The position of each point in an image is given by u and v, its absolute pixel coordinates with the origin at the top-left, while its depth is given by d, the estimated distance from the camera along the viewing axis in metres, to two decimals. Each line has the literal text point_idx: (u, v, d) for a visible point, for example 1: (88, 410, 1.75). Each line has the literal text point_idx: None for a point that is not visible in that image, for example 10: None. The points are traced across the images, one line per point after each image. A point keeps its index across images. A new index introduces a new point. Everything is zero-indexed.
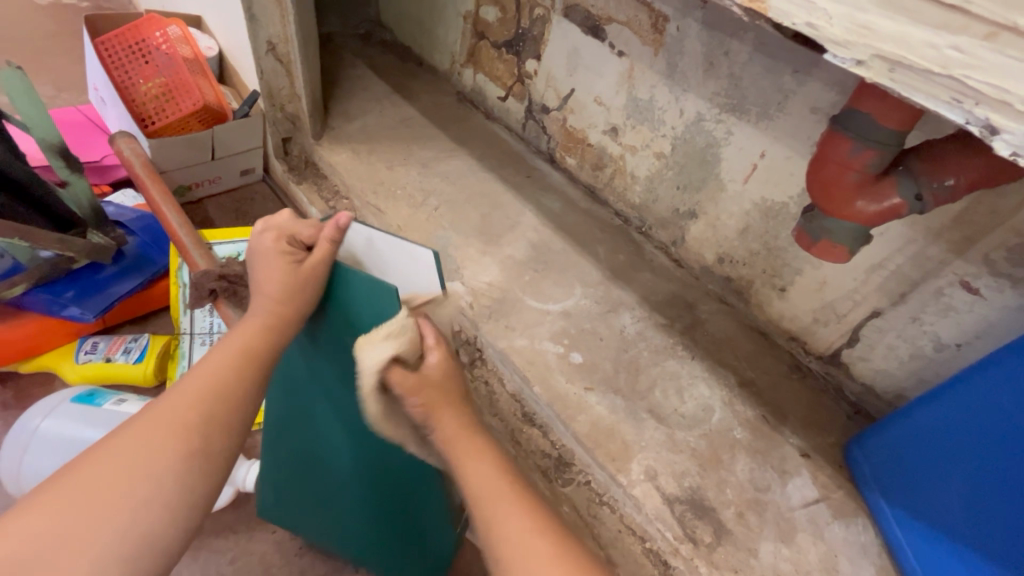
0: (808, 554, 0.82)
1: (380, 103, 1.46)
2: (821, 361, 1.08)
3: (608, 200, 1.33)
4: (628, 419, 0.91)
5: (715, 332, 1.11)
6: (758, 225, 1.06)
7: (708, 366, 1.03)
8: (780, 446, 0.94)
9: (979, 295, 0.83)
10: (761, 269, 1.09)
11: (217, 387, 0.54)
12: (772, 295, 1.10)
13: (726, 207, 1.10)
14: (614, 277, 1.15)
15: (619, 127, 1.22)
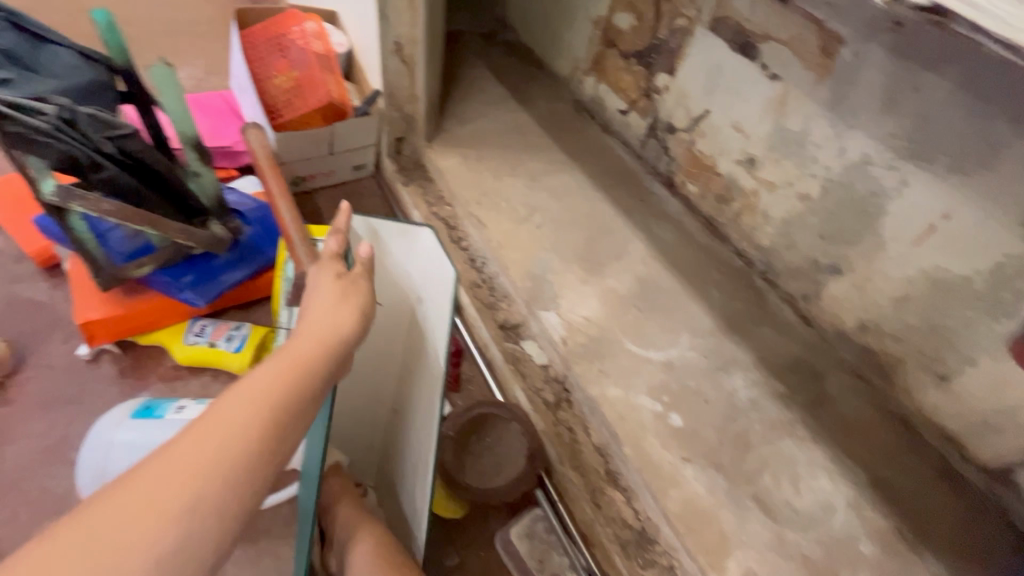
0: None
1: (494, 106, 1.41)
2: (982, 472, 0.88)
3: (731, 237, 1.18)
4: (729, 505, 0.79)
5: (846, 413, 0.94)
6: (922, 297, 0.88)
7: (833, 455, 0.88)
8: (916, 573, 0.77)
9: None
10: (918, 348, 0.91)
11: (228, 458, 0.48)
12: (927, 382, 0.91)
13: (883, 270, 0.92)
14: (728, 328, 1.02)
15: (757, 158, 1.07)
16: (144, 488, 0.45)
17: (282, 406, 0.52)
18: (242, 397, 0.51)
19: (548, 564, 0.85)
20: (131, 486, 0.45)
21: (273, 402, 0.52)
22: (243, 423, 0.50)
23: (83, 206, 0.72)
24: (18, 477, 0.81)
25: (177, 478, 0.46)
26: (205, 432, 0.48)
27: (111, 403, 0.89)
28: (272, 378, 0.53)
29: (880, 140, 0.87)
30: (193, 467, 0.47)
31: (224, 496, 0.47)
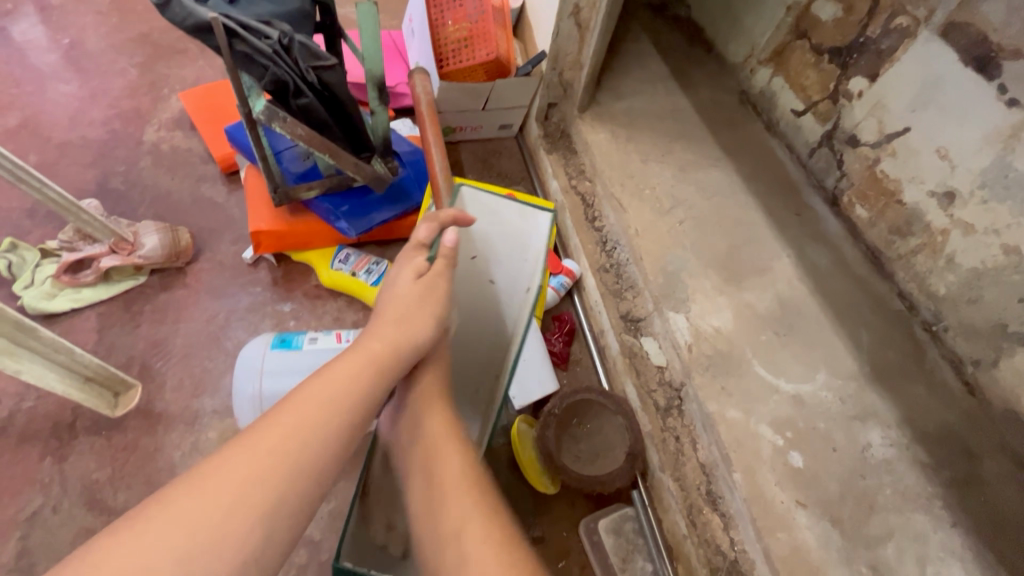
0: None
1: (652, 84, 1.31)
2: None
3: (896, 274, 1.04)
4: (842, 566, 0.73)
5: (1001, 505, 0.82)
6: None
7: (976, 547, 0.77)
8: None
9: None
10: None
11: (343, 403, 0.54)
12: None
13: None
14: (874, 377, 0.92)
15: (960, 194, 0.92)
16: (244, 460, 0.49)
17: (363, 391, 0.56)
18: (327, 380, 0.55)
19: (630, 565, 0.88)
20: (229, 458, 0.49)
21: (354, 390, 0.55)
22: (331, 402, 0.54)
23: (281, 127, 0.79)
24: (187, 352, 0.94)
25: (274, 452, 0.50)
26: (296, 409, 0.52)
27: (264, 306, 0.99)
28: (354, 366, 0.57)
29: None
30: (284, 440, 0.51)
31: (312, 474, 0.51)
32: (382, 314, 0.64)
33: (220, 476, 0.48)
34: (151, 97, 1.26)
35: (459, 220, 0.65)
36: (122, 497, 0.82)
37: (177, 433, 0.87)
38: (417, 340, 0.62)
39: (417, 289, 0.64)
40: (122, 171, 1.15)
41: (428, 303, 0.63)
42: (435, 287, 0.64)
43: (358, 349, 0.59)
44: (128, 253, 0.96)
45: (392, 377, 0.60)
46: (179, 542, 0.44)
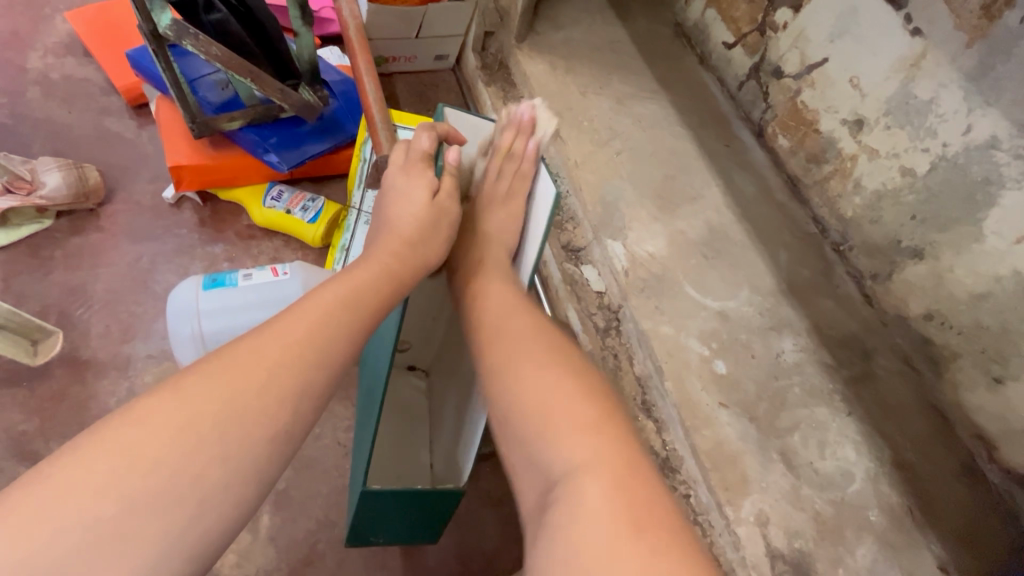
0: None
1: (589, 14, 1.29)
2: (1005, 475, 0.90)
3: (812, 200, 1.13)
4: (756, 454, 0.83)
5: (886, 395, 0.95)
6: (1006, 297, 0.86)
7: (864, 431, 0.89)
8: (916, 548, 0.81)
9: None
10: (981, 346, 0.90)
11: (360, 299, 0.58)
12: (979, 382, 0.91)
13: (971, 263, 0.89)
14: (789, 292, 1.01)
15: (868, 121, 0.99)
16: (275, 336, 0.51)
17: (378, 293, 0.60)
18: (348, 281, 0.59)
19: None
20: (259, 342, 0.50)
21: (367, 298, 0.58)
22: (352, 295, 0.57)
23: (193, 45, 0.75)
24: (111, 297, 0.88)
25: (296, 340, 0.51)
26: (320, 302, 0.55)
27: (193, 248, 0.94)
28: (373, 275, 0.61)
29: (1018, 123, 0.81)
30: (310, 323, 0.53)
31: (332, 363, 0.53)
32: (394, 230, 0.68)
33: (252, 352, 0.49)
34: (31, 17, 1.10)
35: (453, 135, 0.76)
36: (55, 447, 0.78)
37: (109, 380, 0.84)
38: (426, 253, 0.68)
39: (429, 212, 0.69)
40: (6, 102, 1.02)
41: (436, 222, 0.69)
42: (444, 211, 0.70)
43: (374, 258, 0.63)
44: (27, 193, 0.88)
45: (405, 288, 0.65)
46: (214, 409, 0.46)
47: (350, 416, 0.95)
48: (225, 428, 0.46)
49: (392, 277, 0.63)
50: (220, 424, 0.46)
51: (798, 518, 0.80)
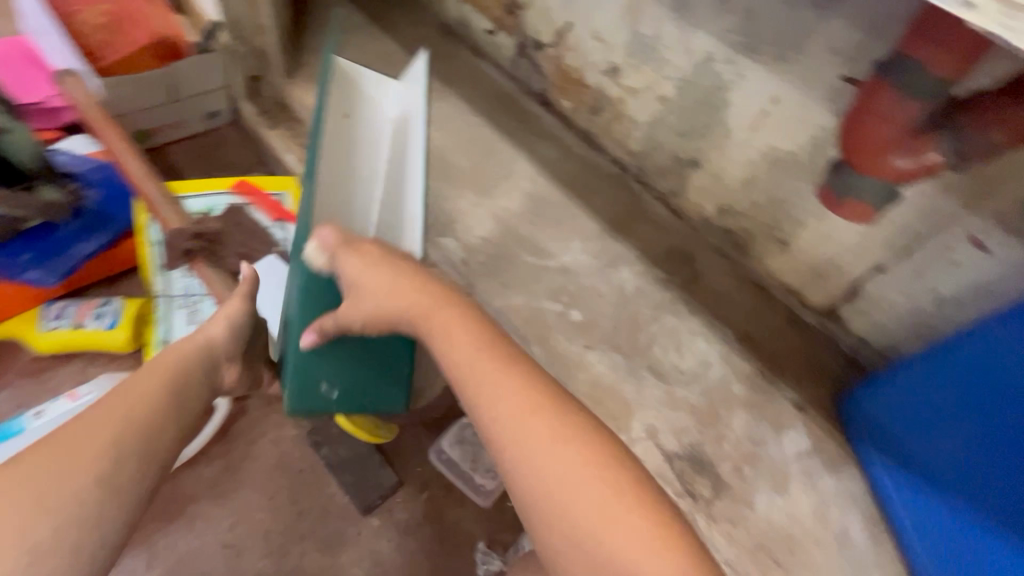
0: (800, 503, 0.85)
1: (354, 35, 1.30)
2: (817, 314, 1.06)
3: (605, 145, 1.24)
4: (628, 378, 0.92)
5: (714, 287, 1.09)
6: (763, 175, 1.00)
7: (707, 322, 1.01)
8: (775, 399, 0.94)
9: (986, 253, 0.78)
10: (763, 221, 1.05)
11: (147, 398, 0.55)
12: (773, 248, 1.06)
13: (730, 156, 1.03)
14: (612, 229, 1.11)
15: (620, 67, 1.12)
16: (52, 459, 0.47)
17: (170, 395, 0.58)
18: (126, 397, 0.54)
19: (481, 461, 0.94)
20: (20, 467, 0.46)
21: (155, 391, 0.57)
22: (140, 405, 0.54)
23: None
24: None
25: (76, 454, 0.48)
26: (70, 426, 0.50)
27: None
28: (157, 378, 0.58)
29: (721, 37, 0.94)
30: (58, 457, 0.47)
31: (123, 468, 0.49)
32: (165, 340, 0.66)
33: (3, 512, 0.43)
34: None
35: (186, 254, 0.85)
36: None
37: None
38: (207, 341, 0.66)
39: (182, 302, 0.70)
40: None
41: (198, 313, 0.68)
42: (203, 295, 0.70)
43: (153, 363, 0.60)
44: None
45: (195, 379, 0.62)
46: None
47: (232, 513, 0.87)
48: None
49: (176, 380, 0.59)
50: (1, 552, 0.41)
51: (677, 419, 0.89)
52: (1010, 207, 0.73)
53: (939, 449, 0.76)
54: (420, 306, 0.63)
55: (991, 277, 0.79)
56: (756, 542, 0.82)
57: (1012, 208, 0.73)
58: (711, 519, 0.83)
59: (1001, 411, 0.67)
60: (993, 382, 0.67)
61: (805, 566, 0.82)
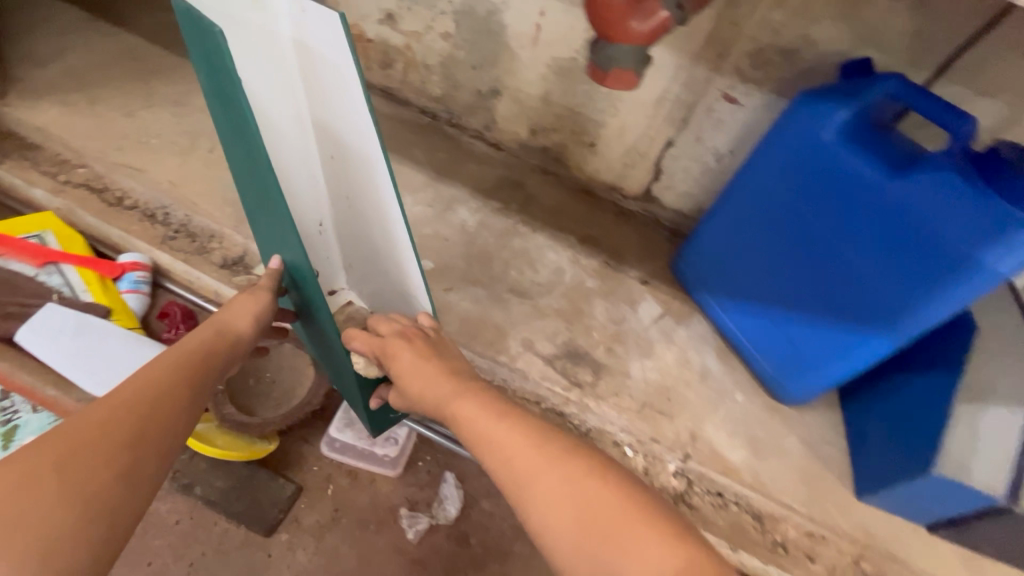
0: (665, 357, 0.95)
1: (78, 28, 1.09)
2: (639, 201, 1.17)
3: (409, 98, 1.22)
4: (494, 305, 0.95)
5: (548, 203, 1.14)
6: (558, 89, 1.07)
7: (549, 234, 1.08)
8: (623, 283, 1.03)
9: (738, 104, 0.92)
10: (569, 131, 1.12)
11: (157, 392, 0.48)
12: (586, 152, 1.14)
13: (525, 78, 1.08)
14: (439, 176, 1.11)
15: (394, 12, 1.09)
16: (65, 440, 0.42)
17: (171, 393, 0.49)
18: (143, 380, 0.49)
19: (381, 433, 0.91)
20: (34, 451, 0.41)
21: (169, 380, 0.50)
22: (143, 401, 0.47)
23: None
24: None
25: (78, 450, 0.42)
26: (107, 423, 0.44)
27: None
28: (172, 364, 0.52)
29: None
30: (99, 454, 0.43)
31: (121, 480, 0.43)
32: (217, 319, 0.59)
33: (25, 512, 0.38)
34: None
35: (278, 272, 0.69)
36: None
37: None
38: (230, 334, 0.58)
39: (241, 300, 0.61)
40: None
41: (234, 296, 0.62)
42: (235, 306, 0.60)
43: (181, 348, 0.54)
44: None
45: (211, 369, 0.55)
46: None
47: None
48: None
49: (189, 365, 0.53)
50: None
51: (548, 325, 0.95)
52: (745, 59, 0.87)
53: (740, 266, 0.88)
54: (442, 398, 0.55)
55: (747, 124, 0.94)
56: (641, 401, 0.90)
57: (746, 61, 0.87)
58: (598, 399, 0.89)
59: (769, 214, 0.80)
60: (757, 193, 0.80)
61: (683, 407, 0.90)
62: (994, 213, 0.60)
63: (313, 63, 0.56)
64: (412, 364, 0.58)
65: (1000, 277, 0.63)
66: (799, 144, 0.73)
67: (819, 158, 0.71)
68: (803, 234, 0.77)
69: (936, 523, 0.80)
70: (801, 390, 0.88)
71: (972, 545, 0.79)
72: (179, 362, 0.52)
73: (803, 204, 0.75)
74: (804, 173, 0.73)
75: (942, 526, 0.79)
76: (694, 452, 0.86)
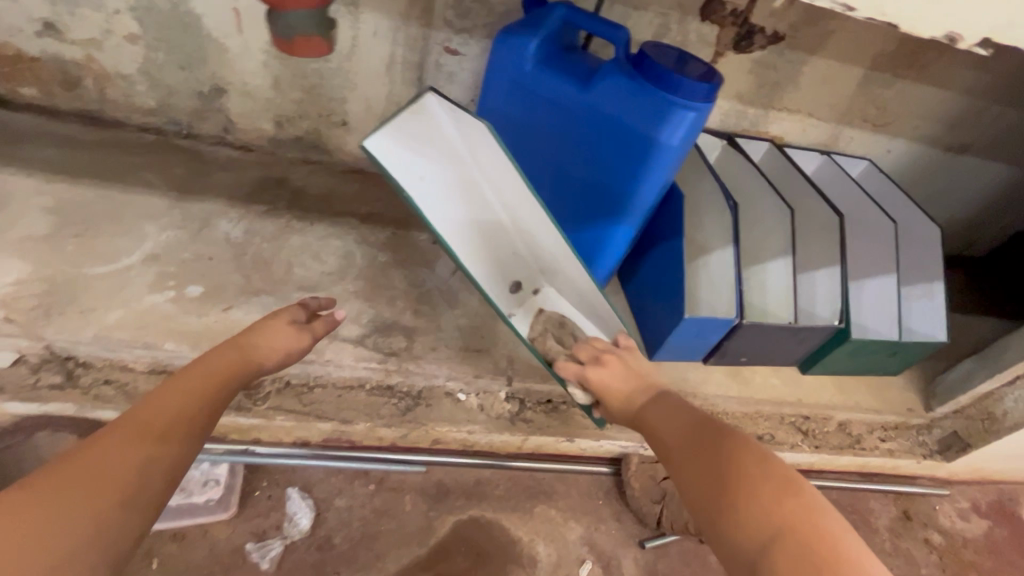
0: (471, 303, 0.90)
1: None
2: None
3: (118, 118, 0.97)
4: (284, 307, 0.81)
5: (315, 191, 1.00)
6: (281, 73, 0.92)
7: (326, 221, 0.95)
8: (417, 247, 0.96)
9: (460, 54, 0.91)
10: (314, 113, 0.99)
11: (193, 395, 0.53)
12: (339, 133, 1.02)
13: (242, 68, 0.92)
14: (182, 192, 0.91)
15: (59, 22, 0.85)
16: (137, 421, 0.48)
17: (198, 410, 0.52)
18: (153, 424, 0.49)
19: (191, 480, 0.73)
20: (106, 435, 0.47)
21: (208, 396, 0.54)
22: (193, 397, 0.53)
23: None
24: None
25: (153, 426, 0.48)
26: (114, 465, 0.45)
27: None
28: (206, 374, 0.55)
29: None
30: (102, 472, 0.44)
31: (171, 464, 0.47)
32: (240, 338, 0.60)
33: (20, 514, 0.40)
34: None
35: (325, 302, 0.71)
36: None
37: None
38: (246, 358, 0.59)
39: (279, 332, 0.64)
40: None
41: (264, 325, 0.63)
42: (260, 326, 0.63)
43: (205, 358, 0.57)
44: None
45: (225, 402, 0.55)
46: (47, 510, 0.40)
47: None
48: (70, 487, 0.42)
49: (210, 392, 0.54)
50: (70, 505, 0.41)
51: (350, 310, 0.83)
52: (449, 12, 0.85)
53: None
54: (662, 432, 0.57)
55: (475, 73, 0.93)
56: (458, 350, 0.83)
57: (451, 13, 0.86)
58: (418, 360, 0.80)
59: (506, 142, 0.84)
60: (497, 130, 0.83)
61: (497, 340, 0.86)
62: (658, 102, 0.69)
63: (476, 141, 0.75)
64: (619, 370, 0.67)
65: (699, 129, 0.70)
66: (516, 72, 0.76)
67: (528, 83, 0.76)
68: (548, 154, 0.80)
69: (708, 356, 0.92)
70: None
71: (743, 359, 0.93)
72: (212, 378, 0.55)
73: (536, 129, 0.79)
74: (521, 102, 0.78)
75: (711, 357, 0.92)
76: (515, 373, 0.83)
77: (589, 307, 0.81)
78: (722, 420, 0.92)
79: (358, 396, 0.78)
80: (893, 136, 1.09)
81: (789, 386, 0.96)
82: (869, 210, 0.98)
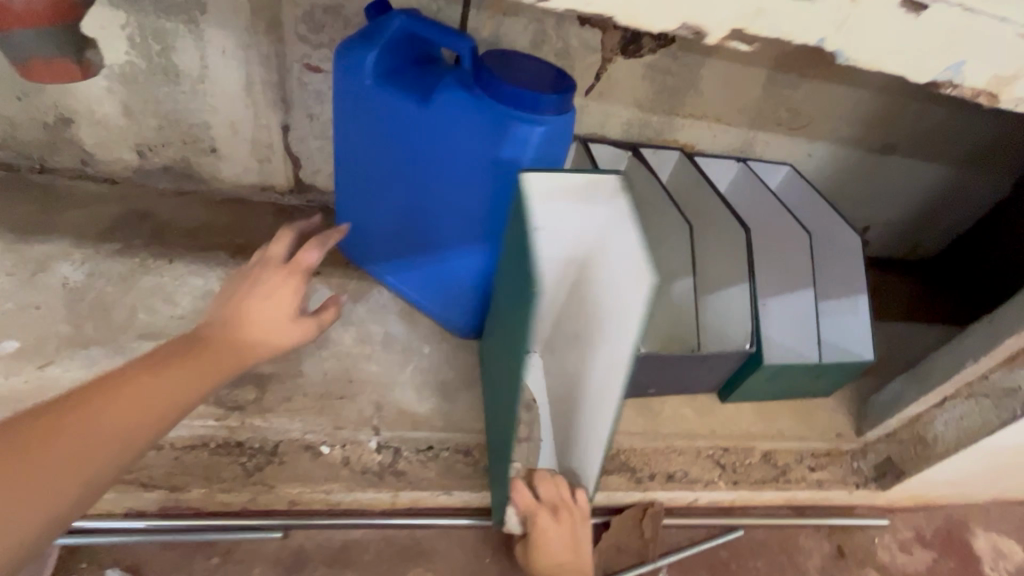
0: (343, 343, 0.82)
1: None
2: (297, 194, 1.00)
3: None
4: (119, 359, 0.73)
5: (182, 224, 0.92)
6: (130, 98, 0.85)
7: (187, 258, 0.87)
8: None
9: (324, 71, 0.83)
10: (177, 140, 0.91)
11: (166, 397, 0.48)
12: (211, 161, 0.94)
13: (86, 95, 0.84)
14: (21, 233, 0.83)
15: None
16: (102, 433, 0.44)
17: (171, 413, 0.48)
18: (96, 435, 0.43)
19: None
20: (80, 413, 0.44)
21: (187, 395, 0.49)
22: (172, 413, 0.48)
23: None
24: None
25: (119, 432, 0.45)
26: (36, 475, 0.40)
27: None
28: (188, 369, 0.50)
29: None
30: (59, 466, 0.41)
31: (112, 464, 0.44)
32: (230, 326, 0.55)
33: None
34: None
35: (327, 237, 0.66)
36: None
37: None
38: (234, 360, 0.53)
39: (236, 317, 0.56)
40: None
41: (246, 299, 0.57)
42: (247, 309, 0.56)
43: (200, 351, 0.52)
44: None
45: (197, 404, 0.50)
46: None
47: None
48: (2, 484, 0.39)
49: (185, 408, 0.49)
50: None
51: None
52: (301, 25, 0.78)
53: (384, 235, 0.82)
54: None
55: None
56: (316, 398, 0.74)
57: (304, 26, 0.78)
58: (267, 413, 0.71)
59: (365, 168, 0.76)
60: (356, 157, 0.76)
61: (366, 383, 0.77)
62: (503, 119, 0.63)
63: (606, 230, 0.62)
64: (566, 532, 0.70)
65: (560, 153, 0.66)
66: (360, 96, 0.69)
67: (371, 102, 0.69)
68: (409, 179, 0.73)
69: None
70: (470, 321, 0.83)
71: (649, 391, 0.85)
72: (195, 372, 0.50)
73: (392, 155, 0.72)
74: (370, 123, 0.71)
75: None
76: (381, 421, 0.75)
77: (564, 405, 0.75)
78: (628, 458, 0.83)
79: (198, 457, 0.69)
80: (812, 139, 1.02)
81: (702, 417, 0.88)
82: (782, 219, 0.91)
